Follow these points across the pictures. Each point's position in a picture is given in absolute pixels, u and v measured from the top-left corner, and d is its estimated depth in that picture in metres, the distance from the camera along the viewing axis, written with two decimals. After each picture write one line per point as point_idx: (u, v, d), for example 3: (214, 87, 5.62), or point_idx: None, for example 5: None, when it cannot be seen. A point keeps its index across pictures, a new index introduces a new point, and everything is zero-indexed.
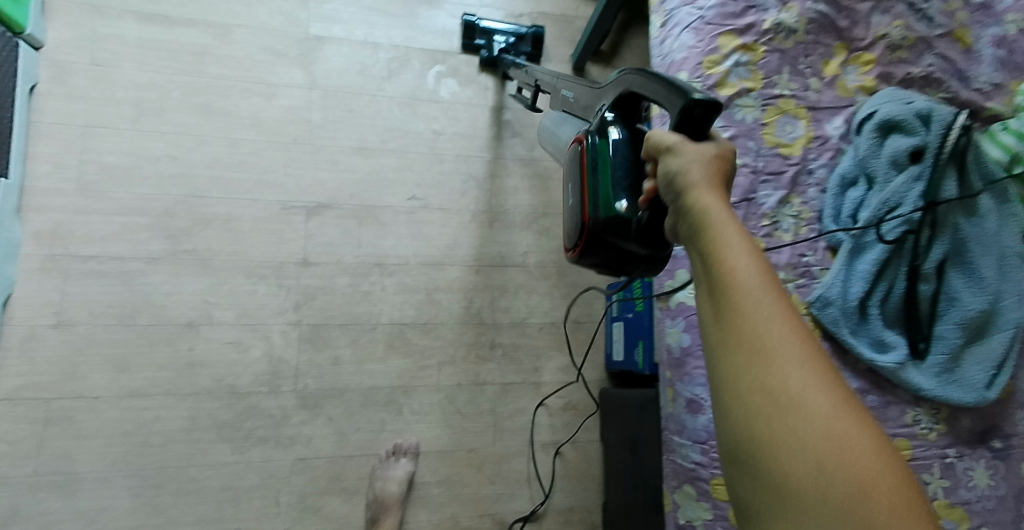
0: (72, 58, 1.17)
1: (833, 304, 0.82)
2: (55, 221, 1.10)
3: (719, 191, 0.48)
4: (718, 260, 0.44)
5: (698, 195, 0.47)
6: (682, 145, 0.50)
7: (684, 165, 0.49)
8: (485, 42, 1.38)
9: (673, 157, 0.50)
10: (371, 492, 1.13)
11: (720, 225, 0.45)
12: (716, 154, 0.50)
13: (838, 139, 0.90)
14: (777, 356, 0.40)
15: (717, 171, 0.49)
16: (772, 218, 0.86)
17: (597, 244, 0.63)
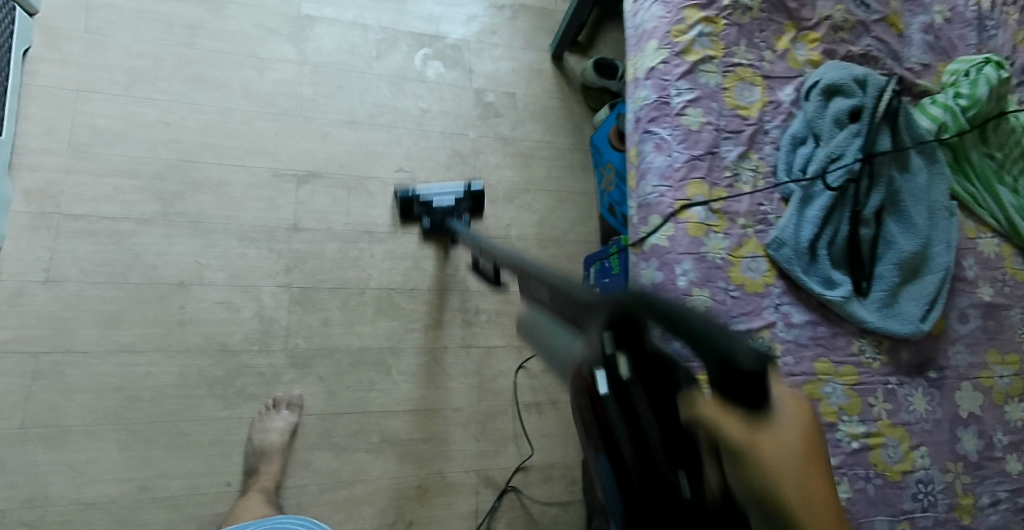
0: (67, 26, 1.20)
1: (786, 244, 0.92)
2: (46, 180, 1.10)
3: (816, 486, 0.34)
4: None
5: (781, 489, 0.33)
6: (754, 427, 0.33)
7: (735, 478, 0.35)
8: (425, 213, 1.33)
9: (740, 461, 0.33)
10: (251, 444, 1.09)
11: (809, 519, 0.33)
12: (789, 413, 0.35)
13: (789, 104, 1.00)
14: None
15: (801, 426, 0.35)
16: (733, 171, 0.95)
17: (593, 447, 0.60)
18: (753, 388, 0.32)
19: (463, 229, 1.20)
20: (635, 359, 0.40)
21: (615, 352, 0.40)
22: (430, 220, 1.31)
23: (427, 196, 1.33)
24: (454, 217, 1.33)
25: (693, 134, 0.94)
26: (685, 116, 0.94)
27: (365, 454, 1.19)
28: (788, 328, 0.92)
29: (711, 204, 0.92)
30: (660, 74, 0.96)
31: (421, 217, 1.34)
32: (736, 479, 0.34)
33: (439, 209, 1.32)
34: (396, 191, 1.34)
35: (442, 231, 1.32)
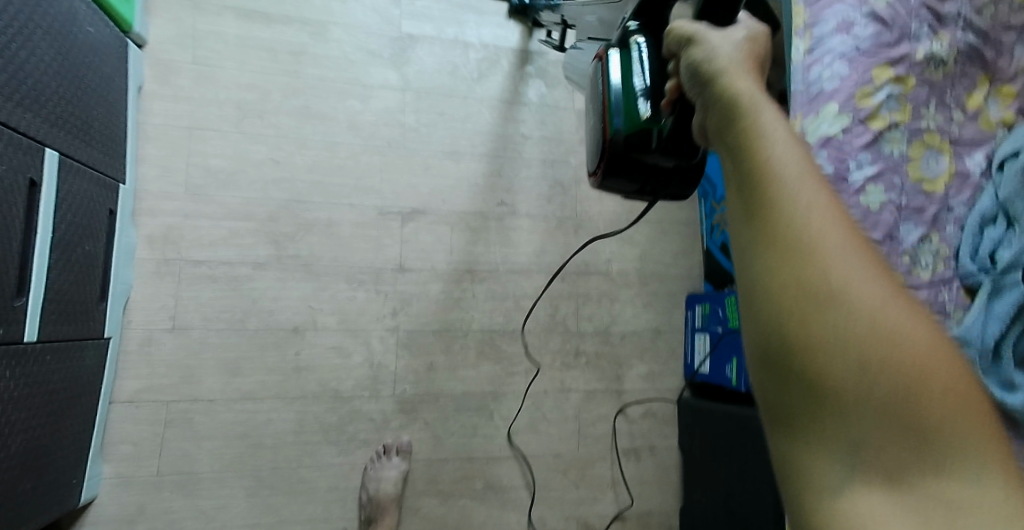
0: (174, 56, 1.15)
1: (971, 344, 0.85)
2: (167, 225, 1.10)
3: (756, 86, 0.43)
4: (751, 150, 0.39)
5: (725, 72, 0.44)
6: (709, 36, 0.47)
7: (711, 56, 0.45)
8: None
9: (696, 44, 0.47)
10: (365, 493, 1.10)
11: (753, 114, 0.40)
12: (745, 47, 0.46)
13: (978, 175, 0.92)
14: (816, 244, 0.35)
15: (752, 46, 0.46)
16: (912, 256, 0.90)
17: (620, 165, 0.71)
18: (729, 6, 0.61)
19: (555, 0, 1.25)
20: (646, 22, 0.74)
21: (632, 20, 0.74)
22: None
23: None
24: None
25: (872, 215, 0.89)
26: (865, 194, 0.89)
27: (470, 500, 1.21)
28: None
29: None
30: (837, 145, 0.90)
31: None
32: (686, 62, 0.47)
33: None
34: None
35: (528, 14, 1.35)
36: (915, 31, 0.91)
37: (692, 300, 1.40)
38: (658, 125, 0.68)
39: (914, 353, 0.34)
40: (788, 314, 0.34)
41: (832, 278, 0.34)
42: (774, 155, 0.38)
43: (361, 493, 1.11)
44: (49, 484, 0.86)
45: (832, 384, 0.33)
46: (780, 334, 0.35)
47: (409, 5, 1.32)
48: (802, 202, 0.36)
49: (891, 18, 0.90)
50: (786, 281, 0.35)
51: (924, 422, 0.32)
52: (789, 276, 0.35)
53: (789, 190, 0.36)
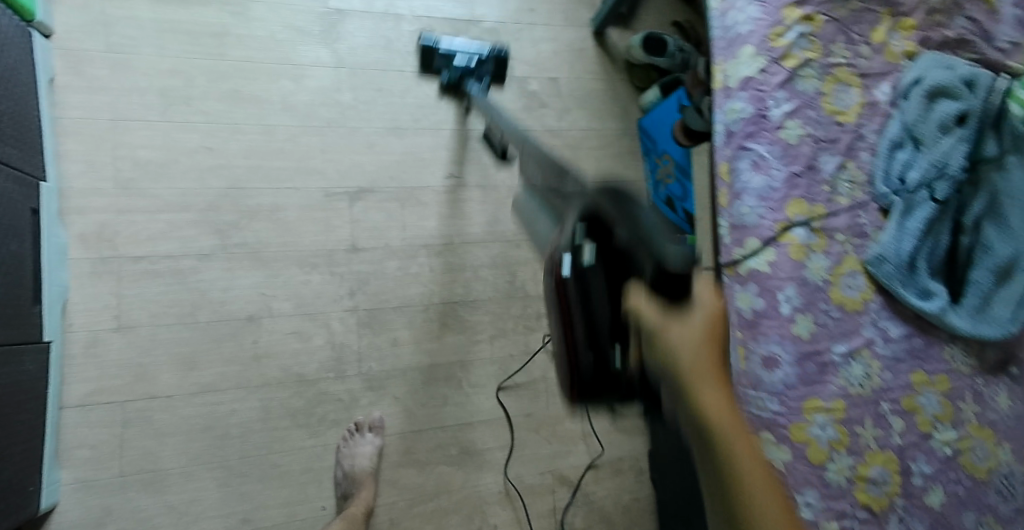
0: (86, 46, 1.09)
1: (889, 261, 0.90)
2: (99, 222, 1.05)
3: (715, 372, 0.43)
4: (692, 404, 0.43)
5: (682, 361, 0.42)
6: (666, 322, 0.43)
7: (669, 345, 0.43)
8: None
9: (654, 338, 0.44)
10: (340, 470, 1.09)
11: (697, 380, 0.42)
12: (703, 316, 0.45)
13: (885, 104, 0.97)
14: (732, 449, 0.43)
15: (712, 333, 0.44)
16: (832, 184, 0.92)
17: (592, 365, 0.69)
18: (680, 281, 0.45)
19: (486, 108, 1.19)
20: (596, 245, 0.53)
21: (579, 234, 0.53)
22: (448, 76, 1.27)
23: (449, 52, 1.28)
24: (474, 76, 1.28)
25: (791, 149, 0.92)
26: (784, 129, 0.92)
27: (447, 467, 1.22)
28: (886, 344, 0.92)
29: (812, 224, 0.90)
30: (755, 85, 0.94)
31: (440, 70, 1.30)
32: (649, 355, 0.45)
33: (459, 67, 1.27)
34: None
35: (461, 90, 1.29)
36: None
37: None
38: None
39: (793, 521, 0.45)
40: (732, 527, 0.45)
41: (741, 470, 0.43)
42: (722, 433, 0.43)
43: (336, 470, 1.10)
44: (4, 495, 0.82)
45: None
46: (720, 514, 0.46)
47: None
48: (736, 456, 0.43)
49: None
50: (723, 482, 0.44)
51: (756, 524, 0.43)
52: (723, 479, 0.44)
53: (729, 446, 0.43)
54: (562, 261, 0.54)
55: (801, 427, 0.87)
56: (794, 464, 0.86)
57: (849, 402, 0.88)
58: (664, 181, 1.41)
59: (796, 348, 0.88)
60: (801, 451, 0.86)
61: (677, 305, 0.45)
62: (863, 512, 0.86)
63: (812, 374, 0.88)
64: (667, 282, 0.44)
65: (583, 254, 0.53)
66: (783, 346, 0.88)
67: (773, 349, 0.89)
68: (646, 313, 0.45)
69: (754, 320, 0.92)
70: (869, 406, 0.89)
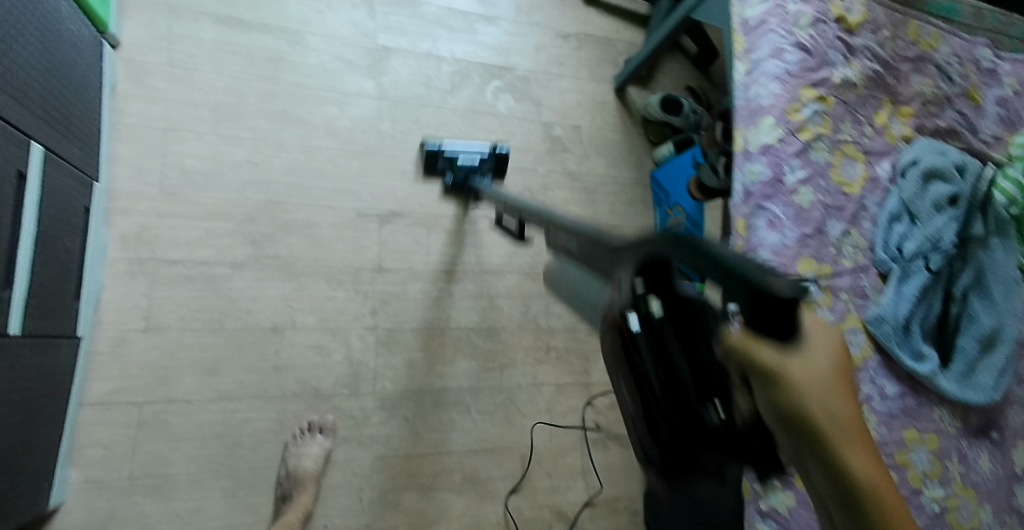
0: (150, 59, 1.14)
1: (887, 322, 0.97)
2: (141, 225, 1.08)
3: (856, 420, 0.34)
4: (843, 474, 0.33)
5: (812, 413, 0.33)
6: (788, 368, 0.33)
7: (805, 407, 0.33)
8: (451, 172, 1.32)
9: (773, 384, 0.33)
10: (283, 468, 1.07)
11: (839, 435, 0.33)
12: (817, 336, 0.36)
13: (886, 179, 1.06)
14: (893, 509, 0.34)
15: (844, 370, 0.35)
16: (837, 247, 1.00)
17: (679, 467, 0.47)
18: (784, 320, 0.33)
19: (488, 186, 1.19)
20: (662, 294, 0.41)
21: (639, 287, 0.42)
22: (452, 176, 1.31)
23: (453, 152, 1.31)
24: (475, 175, 1.31)
25: (803, 212, 0.98)
26: (798, 193, 0.99)
27: (449, 494, 1.23)
28: (883, 400, 0.98)
29: (819, 281, 0.97)
30: (775, 150, 1.00)
31: (444, 172, 1.33)
32: (763, 406, 0.34)
33: (463, 165, 1.30)
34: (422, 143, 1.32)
35: (464, 189, 1.32)
36: (832, 59, 1.04)
37: None
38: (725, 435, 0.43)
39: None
40: None
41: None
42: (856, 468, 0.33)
43: (280, 468, 1.07)
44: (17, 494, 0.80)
45: None
46: None
47: (384, 20, 1.38)
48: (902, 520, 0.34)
49: (813, 47, 1.02)
50: None
51: None
52: None
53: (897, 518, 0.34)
54: (632, 319, 0.40)
55: None
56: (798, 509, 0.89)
57: None
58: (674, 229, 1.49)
59: None
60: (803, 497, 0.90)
61: (790, 344, 0.34)
62: None
63: None
64: (771, 321, 0.33)
65: (650, 306, 0.40)
66: None
67: None
68: (762, 367, 0.33)
69: None
70: None
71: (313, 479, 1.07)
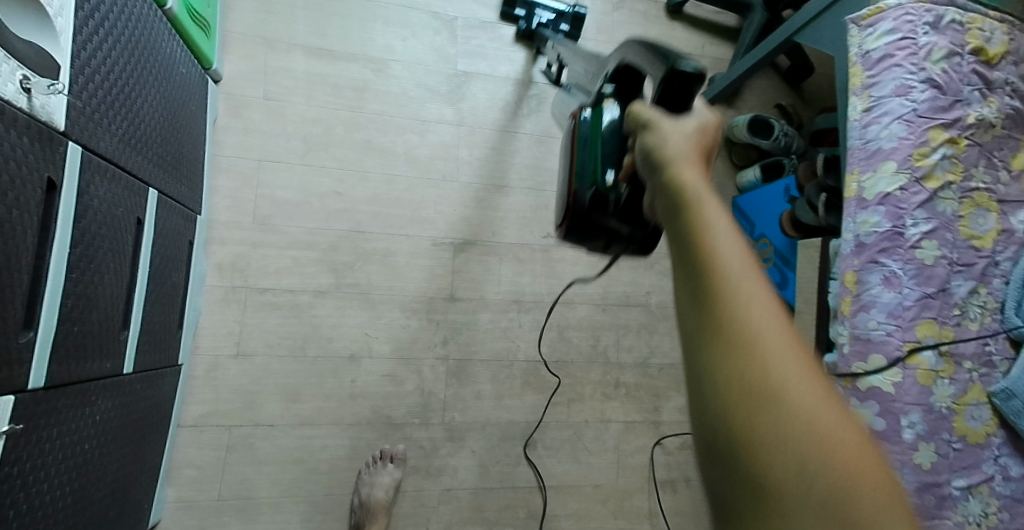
0: (247, 91, 1.18)
1: (1018, 397, 0.87)
2: (234, 254, 1.13)
3: (707, 181, 0.44)
4: (693, 225, 0.40)
5: (667, 150, 0.46)
6: (660, 121, 0.50)
7: (660, 139, 0.48)
8: (525, 14, 1.39)
9: (648, 128, 0.50)
10: (357, 496, 1.09)
11: (691, 184, 0.42)
12: (697, 129, 0.49)
13: (1022, 232, 0.95)
14: (738, 285, 0.37)
15: (703, 147, 0.47)
16: (962, 308, 0.90)
17: (584, 225, 0.65)
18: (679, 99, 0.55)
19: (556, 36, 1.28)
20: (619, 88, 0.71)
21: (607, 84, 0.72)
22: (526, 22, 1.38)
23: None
24: (550, 25, 1.38)
25: (926, 269, 0.90)
26: (920, 248, 0.90)
27: None
28: (1006, 482, 0.88)
29: (940, 347, 0.88)
30: (895, 200, 0.92)
31: (519, 18, 1.40)
32: (640, 147, 0.50)
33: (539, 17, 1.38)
34: None
35: (536, 37, 1.39)
36: (967, 96, 0.93)
37: None
38: (615, 191, 0.62)
39: (853, 458, 0.33)
40: (731, 408, 0.34)
41: (788, 395, 0.34)
42: (719, 253, 0.38)
43: (353, 497, 1.10)
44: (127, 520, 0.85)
45: (761, 403, 0.34)
46: (724, 441, 0.34)
47: (466, 44, 1.37)
48: (746, 283, 0.37)
49: (945, 83, 0.92)
50: (717, 326, 0.36)
51: (821, 493, 0.32)
52: (721, 325, 0.36)
53: (730, 276, 0.37)
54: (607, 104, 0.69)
55: None
56: None
57: None
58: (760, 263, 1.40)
59: (917, 478, 0.85)
60: None
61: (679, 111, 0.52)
62: None
63: (930, 506, 0.85)
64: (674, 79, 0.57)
65: (607, 103, 0.69)
66: (902, 473, 0.85)
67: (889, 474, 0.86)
68: (647, 117, 0.50)
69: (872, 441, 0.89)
70: None
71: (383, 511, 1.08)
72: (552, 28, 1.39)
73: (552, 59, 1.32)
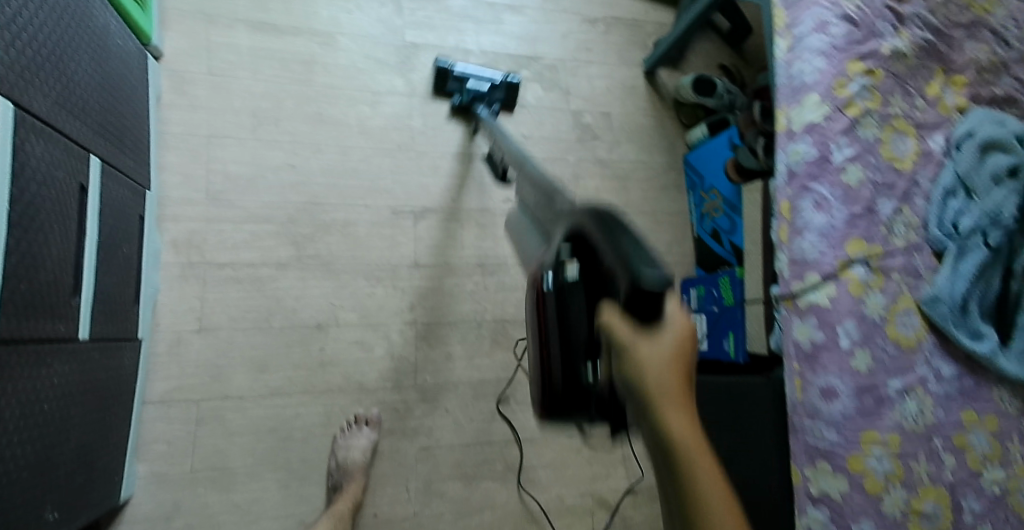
0: (191, 68, 1.18)
1: (943, 302, 0.93)
2: (191, 230, 1.13)
3: (684, 403, 0.37)
4: (661, 438, 0.36)
5: (645, 381, 0.37)
6: (636, 339, 0.38)
7: (637, 369, 0.38)
8: (458, 90, 1.36)
9: (624, 357, 0.38)
10: (333, 460, 1.10)
11: (659, 392, 0.37)
12: (674, 336, 0.39)
13: (939, 153, 1.01)
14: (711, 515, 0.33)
15: (680, 360, 0.38)
16: (888, 226, 0.96)
17: (560, 411, 0.54)
18: (646, 305, 0.38)
19: (485, 112, 1.28)
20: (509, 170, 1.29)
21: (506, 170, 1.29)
22: (459, 98, 1.35)
23: (464, 73, 1.35)
24: (485, 102, 1.36)
25: (853, 191, 0.95)
26: (846, 172, 0.96)
27: (491, 483, 1.26)
28: (939, 382, 0.95)
29: (870, 262, 0.94)
30: (820, 129, 0.98)
31: (453, 92, 1.37)
32: (618, 375, 0.39)
33: (472, 90, 1.34)
34: (435, 59, 1.36)
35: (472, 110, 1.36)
36: (880, 30, 0.99)
37: (686, 284, 1.50)
38: None
39: None
40: None
41: None
42: (699, 492, 0.34)
43: (330, 461, 1.11)
44: (95, 490, 0.85)
45: None
46: None
47: (412, 16, 1.39)
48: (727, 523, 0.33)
49: (860, 18, 0.99)
50: None
51: None
52: None
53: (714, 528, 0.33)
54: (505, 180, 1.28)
55: (858, 458, 0.89)
56: (852, 494, 0.89)
57: (905, 437, 0.91)
58: (712, 214, 1.46)
59: (856, 382, 0.91)
60: (858, 481, 0.89)
61: (651, 318, 0.39)
62: None
63: (870, 408, 0.91)
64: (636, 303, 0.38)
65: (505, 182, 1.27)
66: (843, 378, 0.91)
67: (831, 381, 0.92)
68: (619, 333, 0.39)
69: (812, 352, 0.95)
70: (923, 442, 0.92)
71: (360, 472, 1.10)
72: (486, 106, 1.37)
73: (495, 158, 1.29)
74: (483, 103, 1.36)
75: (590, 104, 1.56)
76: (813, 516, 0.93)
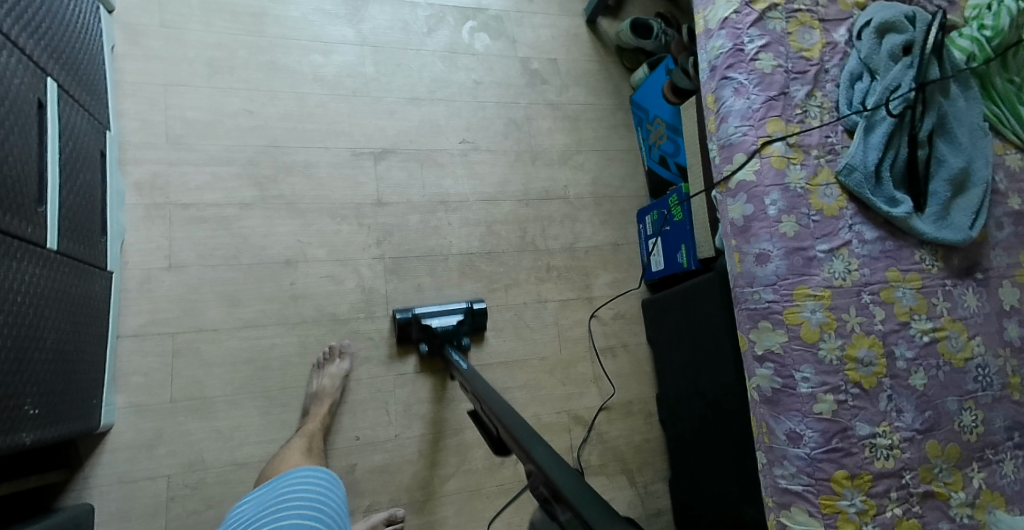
0: (142, 21, 1.22)
1: (857, 170, 1.02)
2: (153, 173, 1.16)
3: None
4: None
5: None
6: None
7: None
8: (423, 338, 1.25)
9: None
10: (309, 388, 1.14)
11: None
12: None
13: (844, 44, 1.12)
14: None
15: None
16: (803, 108, 1.06)
17: None
18: None
19: (459, 362, 1.14)
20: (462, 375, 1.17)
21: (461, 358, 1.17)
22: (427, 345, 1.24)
23: (426, 318, 1.24)
24: (453, 341, 1.25)
25: (767, 77, 1.05)
26: (759, 60, 1.05)
27: (470, 405, 1.29)
28: (862, 244, 1.03)
29: (788, 139, 1.03)
30: (733, 24, 1.08)
31: (418, 341, 1.26)
32: None
33: (439, 331, 1.24)
34: (394, 311, 1.26)
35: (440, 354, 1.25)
36: None
37: (642, 213, 1.57)
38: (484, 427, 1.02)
39: None
40: None
41: None
42: None
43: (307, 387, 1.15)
44: (71, 401, 0.87)
45: None
46: None
47: None
48: None
49: None
50: None
51: None
52: None
53: None
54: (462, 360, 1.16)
55: (794, 311, 0.98)
56: (791, 343, 0.97)
57: (834, 291, 0.99)
58: (658, 142, 1.55)
59: (784, 244, 1.00)
60: (795, 332, 0.97)
61: None
62: (854, 388, 0.96)
63: (800, 266, 0.99)
64: None
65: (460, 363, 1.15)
66: (773, 242, 1.00)
67: (764, 247, 1.00)
68: None
69: (745, 225, 1.03)
70: (852, 297, 1.00)
71: (333, 399, 1.13)
72: (454, 345, 1.26)
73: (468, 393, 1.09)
74: (451, 345, 1.26)
75: (537, 52, 1.63)
76: (761, 374, 1.00)
